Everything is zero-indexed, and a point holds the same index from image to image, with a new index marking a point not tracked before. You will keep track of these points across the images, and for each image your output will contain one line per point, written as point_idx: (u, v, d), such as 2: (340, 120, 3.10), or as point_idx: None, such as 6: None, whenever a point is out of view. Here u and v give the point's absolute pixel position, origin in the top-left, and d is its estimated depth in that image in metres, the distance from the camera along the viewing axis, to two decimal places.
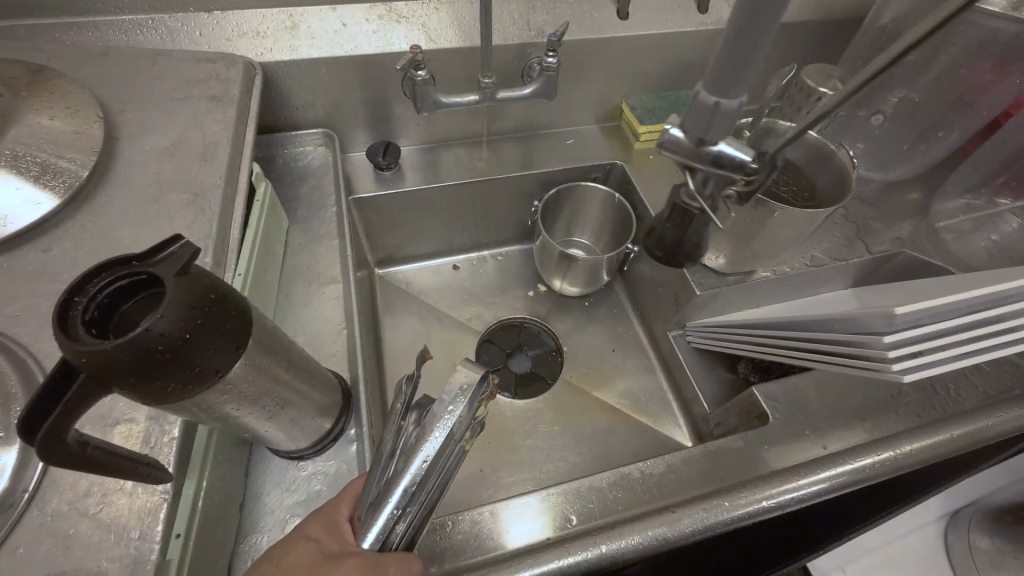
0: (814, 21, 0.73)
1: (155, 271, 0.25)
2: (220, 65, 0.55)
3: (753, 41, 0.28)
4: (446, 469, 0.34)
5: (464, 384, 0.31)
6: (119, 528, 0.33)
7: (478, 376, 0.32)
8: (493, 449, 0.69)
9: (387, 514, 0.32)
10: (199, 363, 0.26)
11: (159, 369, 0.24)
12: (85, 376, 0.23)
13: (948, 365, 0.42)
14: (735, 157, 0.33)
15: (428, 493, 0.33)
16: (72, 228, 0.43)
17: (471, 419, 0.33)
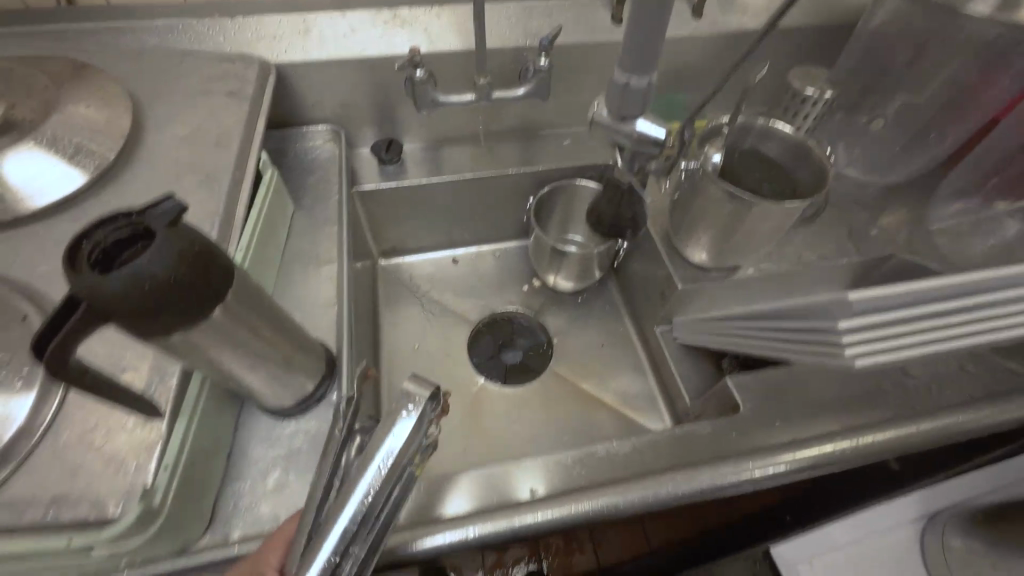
0: (809, 27, 0.74)
1: (149, 223, 0.29)
2: (238, 64, 0.61)
3: (653, 26, 0.44)
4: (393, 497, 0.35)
5: (414, 398, 0.32)
6: (119, 461, 0.37)
7: (426, 395, 0.32)
8: (480, 434, 0.72)
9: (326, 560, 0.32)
10: (186, 309, 0.31)
11: (150, 308, 0.29)
12: (85, 306, 0.28)
13: (907, 353, 0.43)
14: (649, 131, 0.51)
15: (373, 527, 0.34)
16: (101, 204, 0.49)
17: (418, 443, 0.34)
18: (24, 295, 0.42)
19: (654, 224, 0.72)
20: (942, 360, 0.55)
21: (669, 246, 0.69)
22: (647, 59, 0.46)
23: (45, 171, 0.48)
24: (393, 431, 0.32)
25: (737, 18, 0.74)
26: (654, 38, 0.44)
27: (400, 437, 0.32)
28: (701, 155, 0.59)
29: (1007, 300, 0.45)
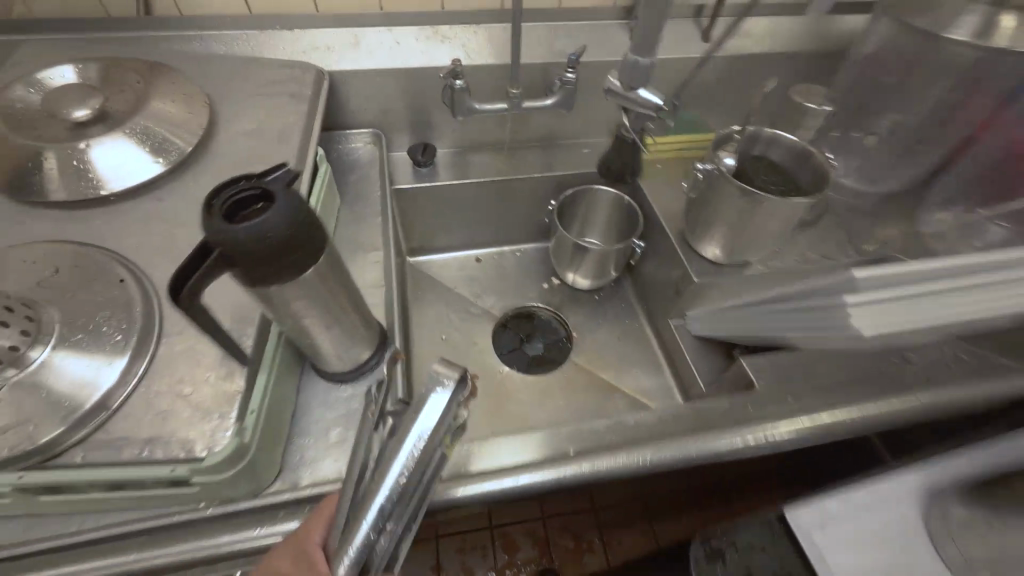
0: (808, 51, 0.82)
1: (269, 184, 0.34)
2: (297, 70, 0.67)
3: (659, 13, 0.56)
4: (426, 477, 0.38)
5: (449, 376, 0.35)
6: (207, 408, 0.42)
7: (457, 375, 0.34)
8: (505, 418, 0.76)
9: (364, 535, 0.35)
10: (293, 259, 0.36)
11: (268, 255, 0.34)
12: (218, 251, 0.32)
13: (908, 327, 0.47)
14: (649, 99, 0.63)
15: (406, 509, 0.37)
16: (181, 189, 0.54)
17: (449, 425, 0.36)
18: (119, 263, 0.47)
19: (669, 225, 0.78)
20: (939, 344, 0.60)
21: (685, 244, 0.75)
22: (652, 40, 0.58)
23: (130, 161, 0.53)
24: (426, 410, 0.35)
25: (743, 42, 0.82)
26: (659, 22, 0.57)
27: (432, 416, 0.34)
28: (715, 158, 0.65)
29: (1001, 283, 0.49)
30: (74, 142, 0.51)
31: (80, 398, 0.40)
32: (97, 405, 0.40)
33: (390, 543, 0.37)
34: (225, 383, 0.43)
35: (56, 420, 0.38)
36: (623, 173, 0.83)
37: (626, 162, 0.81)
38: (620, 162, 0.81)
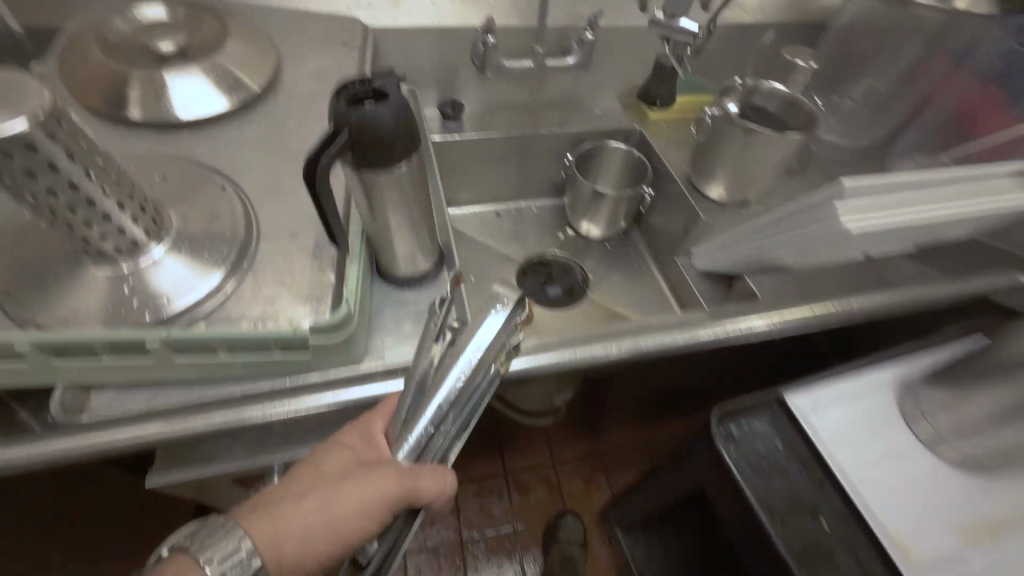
0: (794, 22, 0.93)
1: (381, 85, 0.41)
2: (346, 24, 0.73)
3: None
4: (479, 390, 0.43)
5: (505, 300, 0.41)
6: (304, 293, 0.48)
7: (513, 299, 0.40)
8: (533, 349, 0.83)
9: (423, 427, 0.42)
10: (395, 148, 0.43)
11: (376, 140, 0.41)
12: (344, 136, 0.40)
13: (889, 228, 0.56)
14: (688, 27, 0.75)
15: (460, 413, 0.42)
16: (255, 120, 0.60)
17: (501, 343, 0.42)
18: (213, 176, 0.53)
19: (677, 172, 0.87)
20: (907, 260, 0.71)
21: (692, 188, 0.84)
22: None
23: (189, 89, 0.57)
24: (483, 328, 0.40)
25: (739, 12, 0.91)
26: None
27: (489, 333, 0.40)
28: (720, 105, 0.74)
29: (959, 196, 0.60)
30: (161, 73, 0.56)
31: (178, 295, 0.45)
32: (191, 308, 0.45)
33: (446, 436, 0.44)
34: (320, 271, 0.50)
35: (155, 314, 0.44)
36: (650, 103, 0.94)
37: (656, 92, 0.92)
38: (652, 93, 0.92)
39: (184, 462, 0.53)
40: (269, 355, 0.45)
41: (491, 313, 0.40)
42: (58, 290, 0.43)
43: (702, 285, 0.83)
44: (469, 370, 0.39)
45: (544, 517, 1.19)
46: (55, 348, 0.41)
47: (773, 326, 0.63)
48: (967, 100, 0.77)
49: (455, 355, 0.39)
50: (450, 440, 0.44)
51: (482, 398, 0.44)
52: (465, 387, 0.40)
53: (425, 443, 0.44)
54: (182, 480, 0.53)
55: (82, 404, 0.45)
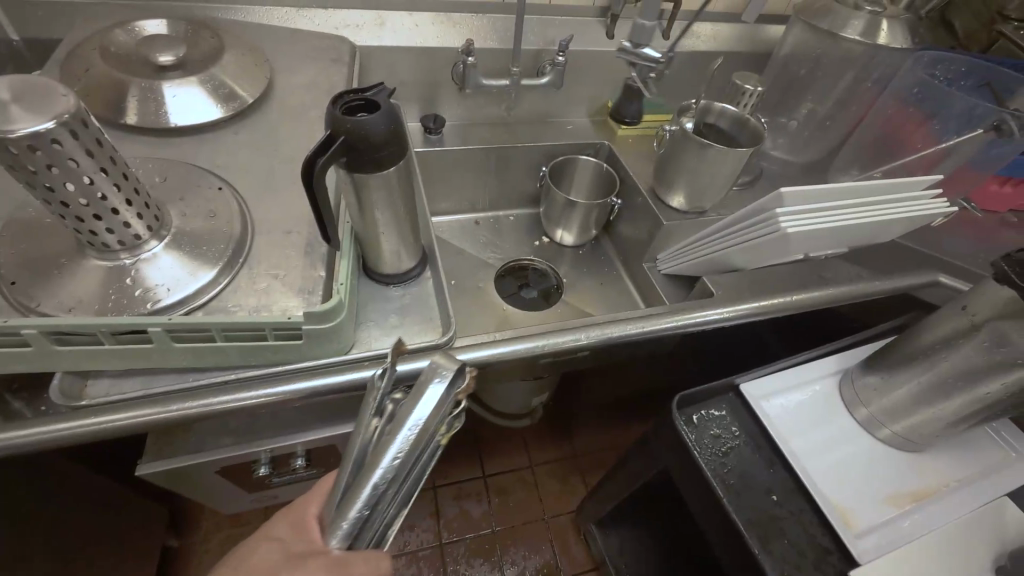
0: (745, 50, 1.03)
1: (372, 98, 0.46)
2: (334, 42, 0.78)
3: None
4: (420, 466, 0.37)
5: (446, 367, 0.37)
6: (297, 286, 0.52)
7: (456, 366, 0.37)
8: None
9: (356, 511, 0.35)
10: (384, 154, 0.47)
11: (367, 148, 0.46)
12: (338, 143, 0.45)
13: (820, 231, 0.64)
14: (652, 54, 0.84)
15: (398, 493, 0.36)
16: (248, 128, 0.64)
17: (444, 413, 0.37)
18: (209, 178, 0.57)
19: (643, 184, 0.95)
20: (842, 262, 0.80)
21: (656, 198, 0.92)
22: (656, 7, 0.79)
23: (189, 98, 0.61)
24: (424, 399, 0.35)
25: (695, 40, 1.01)
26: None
27: (430, 404, 0.35)
28: (678, 122, 0.82)
29: (882, 202, 0.68)
30: (159, 83, 0.59)
31: (173, 286, 0.48)
32: (185, 302, 0.48)
33: (382, 521, 0.37)
34: (313, 266, 0.54)
35: (150, 305, 0.46)
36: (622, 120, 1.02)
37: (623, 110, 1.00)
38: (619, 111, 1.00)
39: (175, 452, 0.55)
40: (264, 343, 0.49)
41: (432, 380, 0.36)
42: (60, 279, 0.45)
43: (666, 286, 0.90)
44: (407, 442, 0.34)
45: (522, 518, 1.22)
46: (58, 334, 0.43)
47: (726, 318, 0.70)
48: (893, 122, 0.87)
49: (394, 427, 0.34)
50: (385, 528, 0.37)
51: (421, 475, 0.37)
52: (405, 460, 0.34)
53: (357, 531, 0.37)
54: (170, 468, 0.54)
55: (79, 389, 0.47)
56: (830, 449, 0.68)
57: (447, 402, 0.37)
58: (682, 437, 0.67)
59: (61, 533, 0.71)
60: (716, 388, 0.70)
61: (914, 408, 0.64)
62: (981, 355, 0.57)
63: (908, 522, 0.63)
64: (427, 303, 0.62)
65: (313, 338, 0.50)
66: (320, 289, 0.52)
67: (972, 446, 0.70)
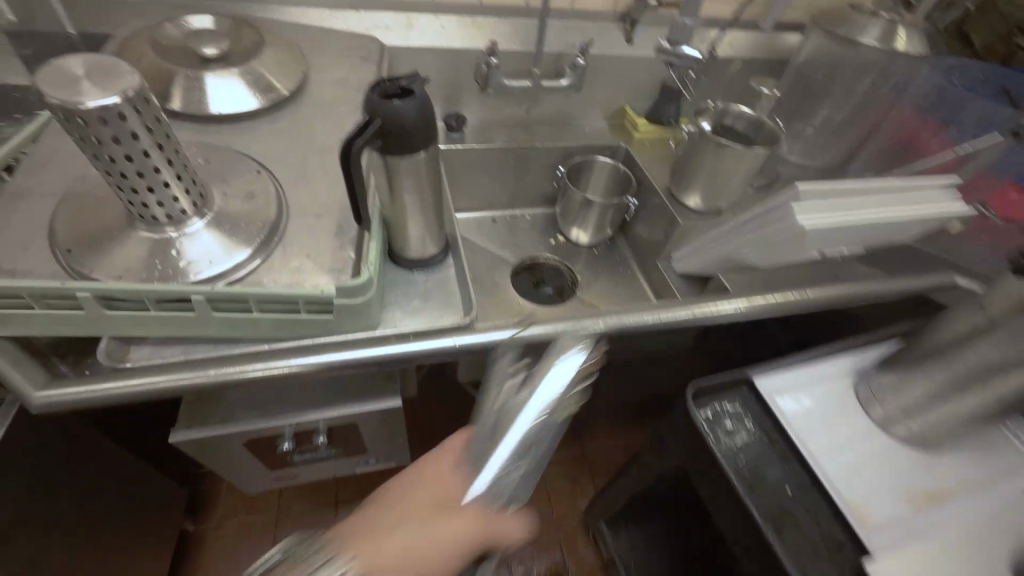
0: (761, 57, 1.05)
1: (410, 85, 0.49)
2: (365, 42, 0.82)
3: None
4: (551, 426, 0.53)
5: (585, 344, 0.59)
6: (326, 265, 0.54)
7: (590, 342, 0.59)
8: None
9: (502, 460, 0.49)
10: (416, 139, 0.50)
11: (400, 132, 0.49)
12: (375, 125, 0.47)
13: (837, 225, 0.65)
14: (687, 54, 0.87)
15: (534, 449, 0.51)
16: (283, 119, 0.68)
17: (574, 386, 0.56)
18: (247, 162, 0.60)
19: (658, 184, 0.96)
20: (856, 263, 0.80)
21: (671, 197, 0.93)
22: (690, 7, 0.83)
23: (229, 88, 0.64)
24: (555, 369, 0.54)
25: (712, 47, 1.03)
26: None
27: (563, 372, 0.55)
28: (695, 123, 0.84)
29: (899, 202, 0.69)
30: (203, 74, 0.63)
31: (213, 260, 0.50)
32: (225, 276, 0.50)
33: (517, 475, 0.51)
34: (343, 246, 0.56)
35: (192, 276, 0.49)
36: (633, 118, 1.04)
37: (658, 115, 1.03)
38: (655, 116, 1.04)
39: (205, 421, 0.57)
40: (299, 314, 0.51)
41: (573, 350, 0.58)
42: (109, 248, 0.48)
43: (678, 283, 0.91)
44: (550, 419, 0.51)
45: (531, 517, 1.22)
46: (109, 300, 0.46)
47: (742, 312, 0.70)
48: (909, 127, 0.88)
49: (530, 394, 0.52)
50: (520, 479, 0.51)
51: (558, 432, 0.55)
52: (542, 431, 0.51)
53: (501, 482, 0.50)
54: (200, 437, 0.57)
55: (121, 355, 0.49)
56: (843, 446, 0.68)
57: (581, 372, 0.57)
58: (696, 427, 0.68)
59: (83, 507, 0.73)
60: (729, 382, 0.71)
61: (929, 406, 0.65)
62: (997, 351, 0.57)
63: (925, 520, 0.62)
64: (447, 289, 0.64)
65: (344, 311, 0.52)
66: (350, 267, 0.54)
67: (990, 451, 0.69)
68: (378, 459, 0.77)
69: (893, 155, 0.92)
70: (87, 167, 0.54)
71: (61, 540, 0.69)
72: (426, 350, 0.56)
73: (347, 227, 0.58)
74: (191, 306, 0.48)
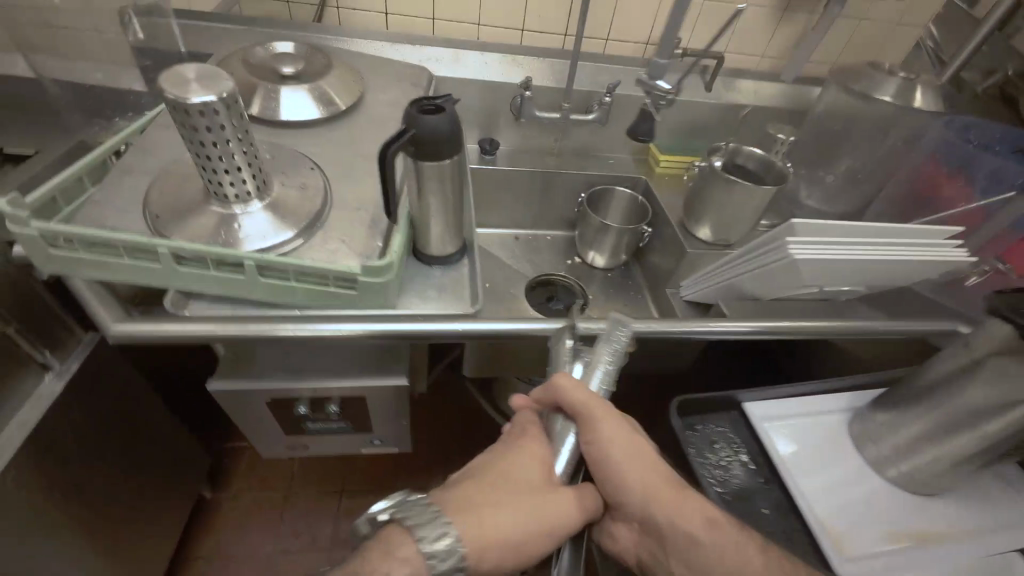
0: (784, 107, 1.10)
1: (442, 104, 0.59)
2: (415, 70, 0.94)
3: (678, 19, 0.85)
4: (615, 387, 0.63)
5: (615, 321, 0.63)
6: (356, 250, 0.63)
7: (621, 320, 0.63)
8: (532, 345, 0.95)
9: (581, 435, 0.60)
10: (442, 148, 0.59)
11: (429, 141, 0.58)
12: (409, 134, 0.57)
13: (830, 259, 0.68)
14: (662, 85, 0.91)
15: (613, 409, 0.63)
16: (339, 129, 0.79)
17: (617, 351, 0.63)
18: (304, 160, 0.71)
19: (672, 215, 1.02)
20: (859, 303, 0.82)
21: (683, 228, 0.99)
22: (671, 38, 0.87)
23: (298, 100, 0.76)
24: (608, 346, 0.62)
25: (736, 94, 1.09)
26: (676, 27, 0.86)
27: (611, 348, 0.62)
28: (707, 160, 0.90)
29: (899, 244, 0.71)
30: (279, 88, 0.76)
31: (261, 237, 0.60)
32: (270, 251, 0.60)
33: None
34: (372, 236, 0.65)
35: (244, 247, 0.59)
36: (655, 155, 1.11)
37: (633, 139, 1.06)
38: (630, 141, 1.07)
39: (239, 376, 0.66)
40: (327, 286, 0.60)
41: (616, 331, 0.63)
42: (186, 217, 0.59)
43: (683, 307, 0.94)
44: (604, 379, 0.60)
45: None
46: (179, 257, 0.56)
47: (736, 334, 0.73)
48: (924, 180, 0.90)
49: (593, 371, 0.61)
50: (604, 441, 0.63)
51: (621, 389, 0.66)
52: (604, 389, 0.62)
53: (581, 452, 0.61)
54: (233, 390, 0.65)
55: (181, 308, 0.59)
56: (831, 480, 0.68)
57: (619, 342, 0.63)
58: (681, 440, 0.71)
59: (125, 450, 0.82)
60: (719, 402, 0.73)
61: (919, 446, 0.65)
62: (984, 395, 0.58)
63: (906, 560, 0.62)
64: (459, 284, 0.71)
65: (365, 288, 0.61)
66: (375, 253, 0.63)
67: (992, 505, 0.67)
68: (383, 440, 0.83)
69: (909, 205, 0.94)
70: (179, 155, 0.67)
71: (103, 475, 0.78)
72: (432, 332, 0.63)
73: (379, 221, 0.67)
74: (242, 270, 0.57)
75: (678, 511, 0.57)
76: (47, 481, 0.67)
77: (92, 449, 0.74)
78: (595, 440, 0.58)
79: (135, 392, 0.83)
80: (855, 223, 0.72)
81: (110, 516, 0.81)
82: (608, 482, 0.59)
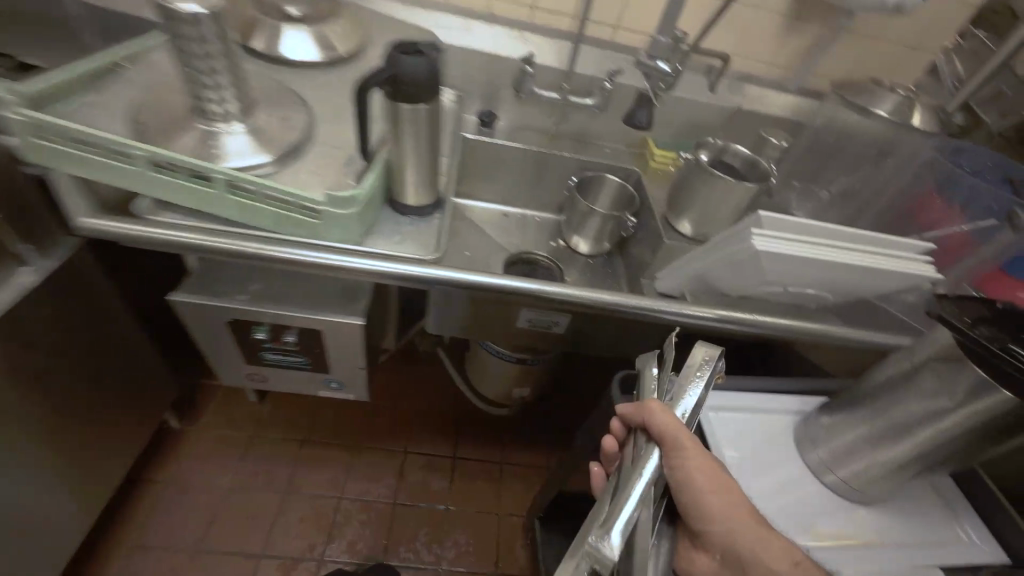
0: (784, 118, 1.10)
1: (425, 51, 0.61)
2: (421, 33, 0.96)
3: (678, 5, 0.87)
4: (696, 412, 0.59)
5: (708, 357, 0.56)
6: (326, 184, 0.65)
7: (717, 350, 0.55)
8: None
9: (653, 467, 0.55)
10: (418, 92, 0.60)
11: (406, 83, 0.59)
12: (388, 73, 0.59)
13: (792, 254, 0.68)
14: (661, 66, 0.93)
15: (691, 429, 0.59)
16: (334, 75, 0.81)
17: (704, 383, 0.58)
18: (293, 97, 0.73)
19: (657, 208, 1.03)
20: (825, 311, 0.82)
21: (665, 221, 0.99)
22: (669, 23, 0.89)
23: (297, 42, 0.79)
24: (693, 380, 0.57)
25: (738, 99, 1.10)
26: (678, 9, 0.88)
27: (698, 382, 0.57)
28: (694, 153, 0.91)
29: (867, 251, 0.71)
30: (280, 27, 0.78)
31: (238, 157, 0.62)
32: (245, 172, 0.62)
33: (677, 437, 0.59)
34: (344, 174, 0.68)
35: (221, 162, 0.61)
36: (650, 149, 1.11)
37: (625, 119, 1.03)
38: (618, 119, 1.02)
39: (202, 293, 0.69)
40: (291, 213, 0.62)
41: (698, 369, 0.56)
42: (165, 129, 0.61)
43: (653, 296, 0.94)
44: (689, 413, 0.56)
45: (478, 506, 1.24)
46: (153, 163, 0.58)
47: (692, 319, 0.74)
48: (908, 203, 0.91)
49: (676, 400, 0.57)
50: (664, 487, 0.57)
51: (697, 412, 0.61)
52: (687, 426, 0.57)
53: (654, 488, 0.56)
54: (193, 304, 0.67)
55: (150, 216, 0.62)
56: (766, 476, 0.68)
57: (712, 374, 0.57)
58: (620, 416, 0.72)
59: (88, 360, 0.85)
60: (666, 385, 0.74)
61: (855, 450, 0.65)
62: (923, 406, 0.57)
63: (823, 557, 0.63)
64: (426, 234, 0.73)
65: (330, 221, 0.63)
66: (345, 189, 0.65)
67: (923, 521, 0.67)
68: (340, 384, 0.85)
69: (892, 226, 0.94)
70: (172, 74, 0.69)
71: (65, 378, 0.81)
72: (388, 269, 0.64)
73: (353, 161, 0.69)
74: (211, 183, 0.59)
75: (757, 536, 0.54)
76: (8, 371, 0.70)
77: (55, 352, 0.77)
78: (684, 462, 0.54)
79: (108, 305, 0.86)
80: (826, 226, 0.71)
81: (66, 421, 0.84)
82: (700, 517, 0.55)
